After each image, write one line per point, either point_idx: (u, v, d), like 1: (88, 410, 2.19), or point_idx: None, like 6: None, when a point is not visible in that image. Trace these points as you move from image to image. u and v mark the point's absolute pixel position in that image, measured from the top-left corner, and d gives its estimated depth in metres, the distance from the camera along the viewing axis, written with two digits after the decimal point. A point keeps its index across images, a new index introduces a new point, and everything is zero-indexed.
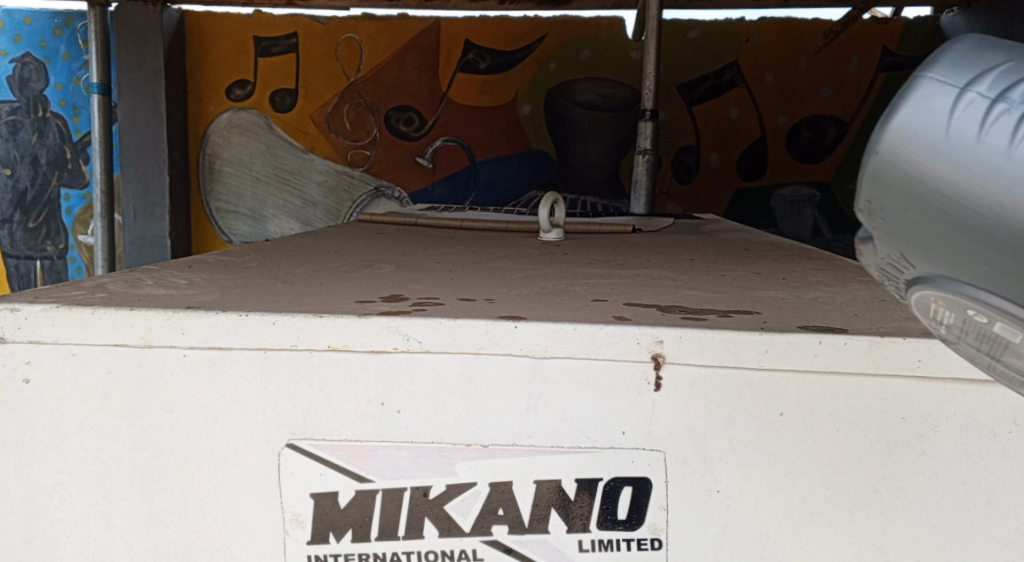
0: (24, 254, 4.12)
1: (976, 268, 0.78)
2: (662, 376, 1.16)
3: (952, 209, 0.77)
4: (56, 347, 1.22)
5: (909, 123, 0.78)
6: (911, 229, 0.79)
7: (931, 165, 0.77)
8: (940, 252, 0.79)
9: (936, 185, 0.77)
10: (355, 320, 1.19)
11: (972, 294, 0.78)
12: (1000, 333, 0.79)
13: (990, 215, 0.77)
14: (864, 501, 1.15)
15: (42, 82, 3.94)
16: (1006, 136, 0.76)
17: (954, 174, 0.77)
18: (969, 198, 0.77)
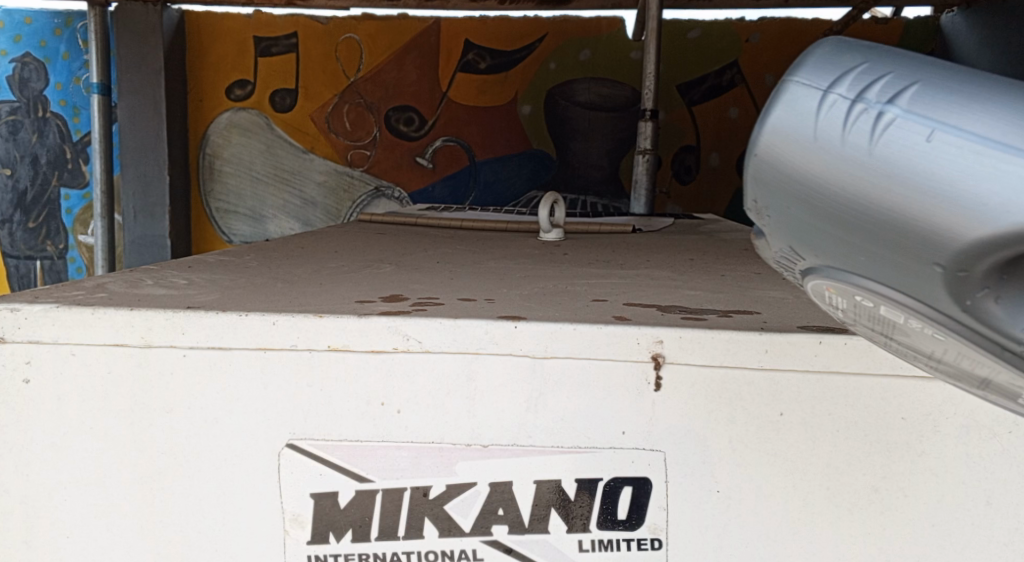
0: (24, 254, 4.12)
1: (849, 266, 0.75)
2: (662, 376, 1.15)
3: (819, 212, 0.74)
4: (57, 347, 1.22)
5: (773, 127, 0.74)
6: (793, 228, 0.76)
7: (796, 169, 0.74)
8: (813, 248, 0.76)
9: (805, 188, 0.74)
10: (355, 320, 1.19)
11: (850, 289, 0.76)
12: (890, 317, 0.77)
13: (859, 217, 0.73)
14: (864, 501, 1.15)
15: (42, 82, 3.94)
16: (868, 137, 0.72)
17: (819, 176, 0.73)
18: (835, 200, 0.73)
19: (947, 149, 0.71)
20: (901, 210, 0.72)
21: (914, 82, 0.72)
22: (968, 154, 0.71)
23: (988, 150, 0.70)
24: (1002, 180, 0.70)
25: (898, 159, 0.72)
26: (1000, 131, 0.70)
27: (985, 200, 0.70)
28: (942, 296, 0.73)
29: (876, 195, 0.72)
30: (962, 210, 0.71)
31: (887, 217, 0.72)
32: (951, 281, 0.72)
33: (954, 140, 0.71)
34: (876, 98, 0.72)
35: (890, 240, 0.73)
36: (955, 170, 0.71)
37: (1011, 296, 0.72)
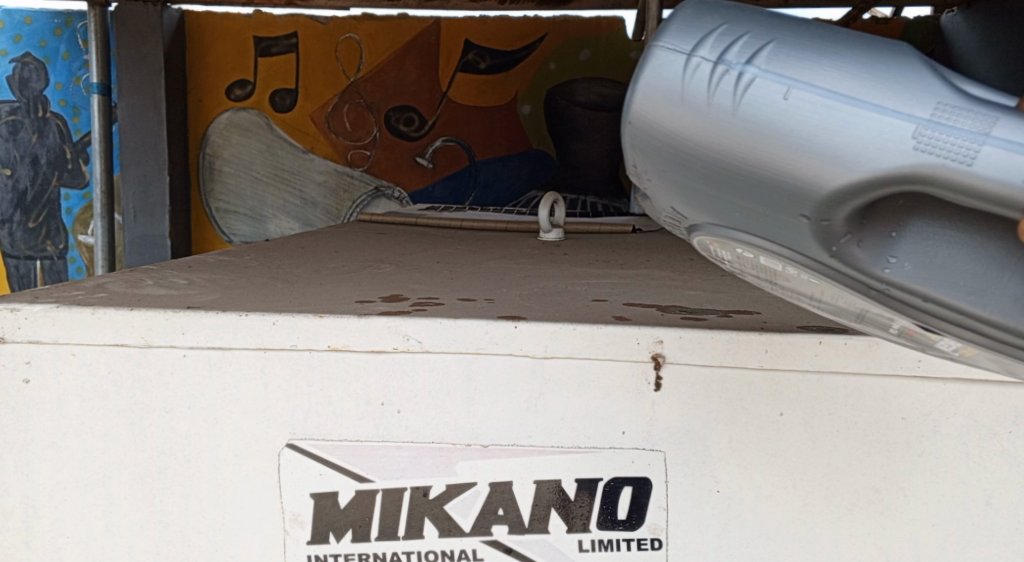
0: (24, 254, 4.11)
1: (724, 213, 0.84)
2: (662, 376, 1.16)
3: (693, 165, 0.83)
4: (57, 347, 1.22)
5: (647, 91, 0.82)
6: (673, 185, 0.85)
7: (669, 128, 0.82)
8: (693, 199, 0.85)
9: (679, 148, 0.83)
10: (355, 320, 1.19)
11: (727, 234, 0.85)
12: (767, 267, 0.87)
13: (727, 171, 0.82)
14: (865, 501, 1.15)
15: (42, 82, 3.94)
16: (730, 97, 0.80)
17: (690, 134, 0.82)
18: (706, 157, 0.82)
19: (800, 106, 0.79)
20: (762, 162, 0.81)
21: (770, 43, 0.81)
22: (819, 108, 0.79)
23: (836, 105, 0.79)
24: (849, 132, 0.78)
25: (759, 117, 0.80)
26: (846, 86, 0.79)
27: (836, 152, 0.79)
28: (806, 240, 0.82)
29: (741, 149, 0.81)
30: (815, 161, 0.79)
31: (752, 169, 0.81)
32: (816, 230, 0.81)
33: (804, 95, 0.79)
34: (736, 59, 0.81)
35: (756, 190, 0.81)
36: (809, 126, 0.79)
37: (868, 239, 0.81)
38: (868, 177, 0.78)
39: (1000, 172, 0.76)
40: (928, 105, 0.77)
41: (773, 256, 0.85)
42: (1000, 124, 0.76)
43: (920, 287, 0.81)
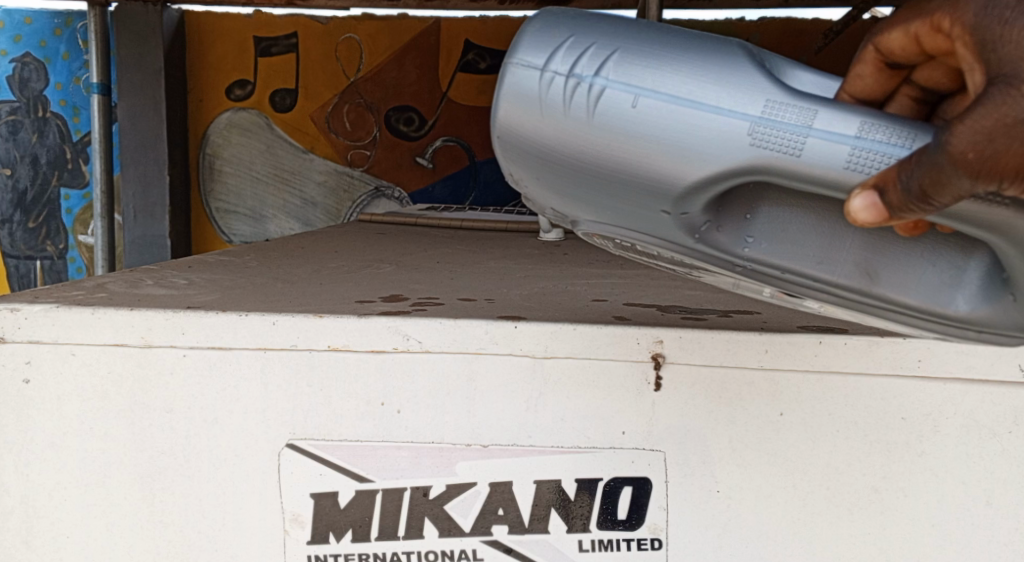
0: (24, 254, 4.11)
1: (594, 207, 0.97)
2: (662, 376, 1.16)
3: (561, 168, 0.95)
4: (56, 347, 1.23)
5: (513, 107, 0.94)
6: (548, 190, 0.97)
7: (537, 139, 0.94)
8: (566, 196, 0.97)
9: (549, 157, 0.95)
10: (355, 320, 1.19)
11: (599, 223, 0.98)
12: (640, 249, 1.00)
13: (594, 174, 0.94)
14: (865, 501, 1.15)
15: (42, 82, 3.94)
16: (586, 108, 0.92)
17: (556, 141, 0.94)
18: (573, 160, 0.94)
19: (646, 111, 0.91)
20: (622, 163, 0.93)
21: (615, 54, 0.92)
22: (662, 111, 0.91)
23: (677, 107, 0.91)
24: (692, 132, 0.91)
25: (615, 122, 0.92)
26: (686, 90, 0.91)
27: (683, 150, 0.91)
28: (668, 227, 0.95)
29: (602, 150, 0.93)
30: (665, 159, 0.92)
31: (614, 168, 0.93)
32: (678, 220, 0.94)
33: (649, 101, 0.91)
34: (587, 72, 0.92)
35: (619, 187, 0.94)
36: (657, 128, 0.91)
37: (723, 223, 0.95)
38: (714, 171, 0.91)
39: (823, 157, 0.89)
40: (759, 103, 0.90)
41: (641, 240, 0.98)
42: (819, 116, 0.90)
43: (774, 261, 0.95)
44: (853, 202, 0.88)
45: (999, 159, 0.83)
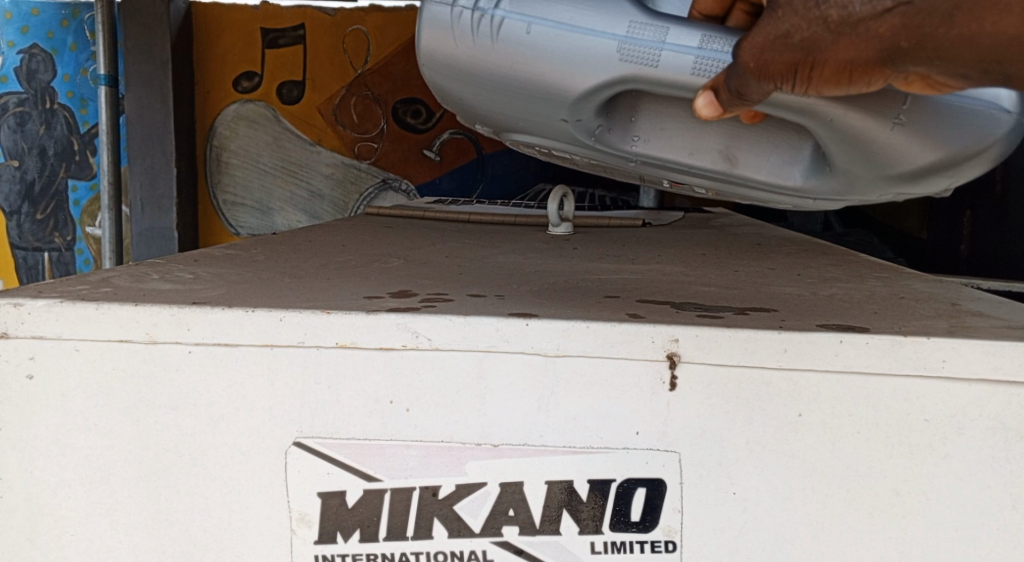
0: (32, 246, 4.09)
1: (516, 112, 1.28)
2: (677, 375, 1.13)
3: (484, 83, 1.26)
4: (60, 342, 1.20)
5: (437, 37, 1.25)
6: (473, 104, 1.31)
7: (455, 62, 1.26)
8: (491, 104, 1.28)
9: (467, 76, 1.26)
10: (363, 316, 1.17)
11: (523, 123, 1.30)
12: (552, 145, 1.34)
13: (502, 91, 1.26)
14: (886, 504, 1.12)
15: (49, 73, 3.90)
16: (490, 35, 1.22)
17: (476, 64, 1.24)
18: (486, 77, 1.25)
19: (538, 37, 1.20)
20: (528, 78, 1.23)
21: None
22: (549, 34, 1.20)
23: (559, 30, 1.19)
24: (574, 51, 1.20)
25: (513, 45, 1.22)
26: (565, 18, 1.19)
27: (568, 65, 1.21)
28: (573, 125, 1.27)
29: (512, 68, 1.23)
30: (556, 74, 1.21)
31: (521, 81, 1.23)
32: (571, 122, 1.26)
33: (538, 27, 1.20)
34: (489, 6, 1.22)
35: (528, 96, 1.25)
36: (544, 50, 1.20)
37: (608, 122, 1.27)
38: (596, 81, 1.20)
39: (674, 64, 1.17)
40: (624, 24, 1.18)
41: (558, 133, 1.29)
42: (671, 33, 1.17)
43: (656, 150, 1.28)
44: (696, 106, 1.15)
45: (774, 64, 1.07)
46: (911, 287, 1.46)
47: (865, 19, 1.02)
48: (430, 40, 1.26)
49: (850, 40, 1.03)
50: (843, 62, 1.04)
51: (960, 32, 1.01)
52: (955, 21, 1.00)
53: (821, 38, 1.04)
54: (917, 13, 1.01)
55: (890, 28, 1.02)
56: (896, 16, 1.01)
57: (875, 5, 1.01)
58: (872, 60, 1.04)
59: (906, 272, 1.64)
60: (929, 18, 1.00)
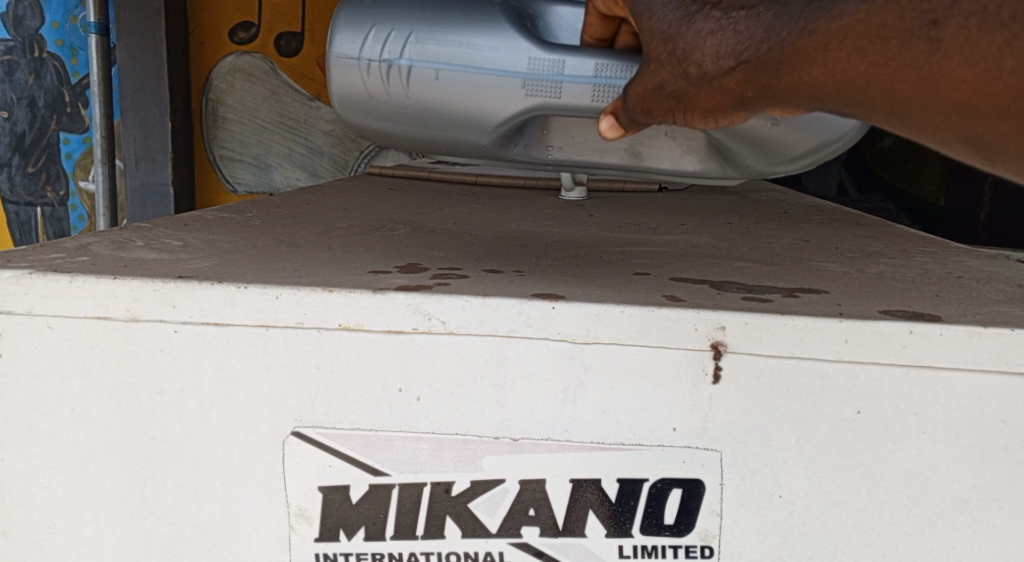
0: (24, 201, 3.52)
1: (432, 148, 1.16)
2: (722, 367, 1.01)
3: (399, 125, 1.14)
4: (30, 318, 1.08)
5: (343, 88, 1.13)
6: (388, 142, 1.18)
7: (366, 110, 1.14)
8: (408, 142, 1.16)
9: (378, 121, 1.14)
10: (370, 296, 1.04)
11: (442, 153, 1.17)
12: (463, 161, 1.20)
13: (416, 134, 1.14)
14: (950, 511, 1.02)
15: (37, 19, 3.33)
16: (400, 83, 1.11)
17: (388, 112, 1.13)
18: (398, 124, 1.14)
19: (449, 78, 1.09)
20: (444, 119, 1.11)
21: (411, 37, 1.10)
22: (459, 78, 1.09)
23: (466, 73, 1.09)
24: (487, 91, 1.09)
25: (421, 92, 1.10)
26: (471, 56, 1.08)
27: (482, 104, 1.09)
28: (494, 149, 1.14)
29: (426, 111, 1.11)
30: (471, 113, 1.10)
31: (439, 125, 1.12)
32: (487, 148, 1.14)
33: (446, 72, 1.09)
34: (394, 55, 1.10)
35: (446, 135, 1.13)
36: (453, 92, 1.09)
37: (523, 139, 1.14)
38: (510, 116, 1.10)
39: (577, 98, 1.08)
40: (525, 59, 1.07)
41: (478, 156, 1.16)
42: (569, 64, 1.07)
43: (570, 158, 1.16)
44: (601, 129, 1.04)
45: (657, 113, 0.99)
46: (964, 263, 1.34)
47: (714, 76, 0.92)
48: (336, 87, 1.13)
49: (707, 95, 0.94)
50: (707, 113, 0.95)
51: (793, 80, 0.89)
52: (785, 73, 0.89)
53: (686, 92, 0.95)
54: (758, 70, 0.90)
55: (736, 84, 0.92)
56: (740, 72, 0.91)
57: (720, 62, 0.92)
58: (731, 111, 0.94)
59: (951, 245, 1.53)
60: (766, 71, 0.90)
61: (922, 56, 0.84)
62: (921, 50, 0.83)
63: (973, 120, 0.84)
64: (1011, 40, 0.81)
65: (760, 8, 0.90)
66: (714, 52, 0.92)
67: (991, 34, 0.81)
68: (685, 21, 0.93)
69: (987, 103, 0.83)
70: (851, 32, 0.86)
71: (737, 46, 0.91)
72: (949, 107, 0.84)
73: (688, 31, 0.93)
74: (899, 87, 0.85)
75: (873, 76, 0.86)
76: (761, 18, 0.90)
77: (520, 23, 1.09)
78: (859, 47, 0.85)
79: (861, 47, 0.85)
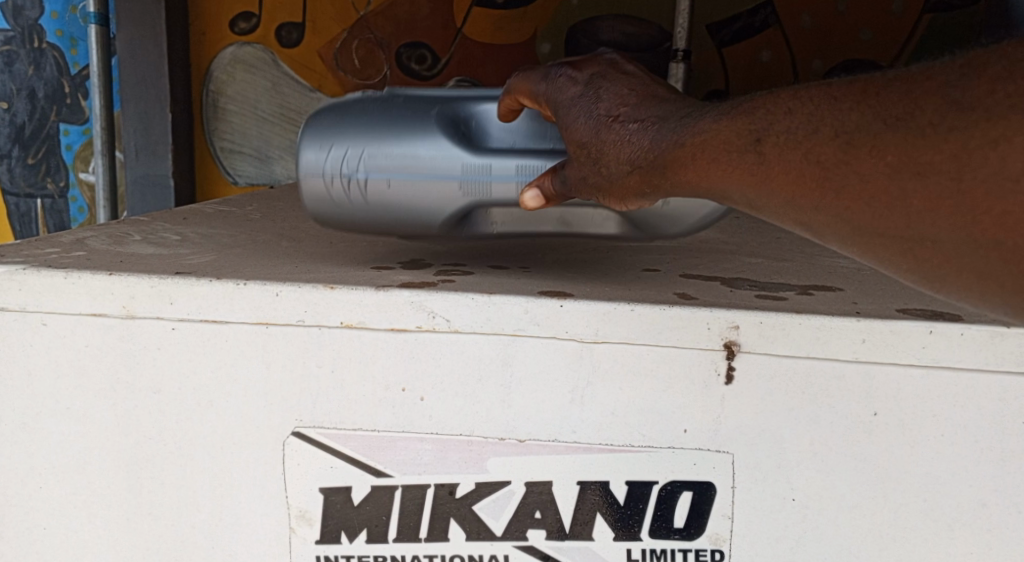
0: (23, 193, 3.26)
1: (397, 237, 1.14)
2: (735, 367, 0.98)
3: (357, 227, 1.13)
4: (24, 315, 1.05)
5: (311, 202, 1.12)
6: (351, 240, 1.16)
7: (332, 219, 1.13)
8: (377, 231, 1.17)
9: (345, 227, 1.14)
10: (372, 293, 1.01)
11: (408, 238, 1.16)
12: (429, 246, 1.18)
13: (382, 230, 1.13)
14: (969, 516, 0.99)
15: (36, 8, 3.10)
16: (359, 192, 1.10)
17: (355, 219, 1.12)
18: (360, 228, 1.13)
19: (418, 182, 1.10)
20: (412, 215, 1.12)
21: (364, 151, 1.09)
22: (409, 184, 1.10)
23: (416, 178, 1.09)
24: (432, 191, 1.10)
25: (378, 197, 1.10)
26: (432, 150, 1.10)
27: (429, 201, 1.10)
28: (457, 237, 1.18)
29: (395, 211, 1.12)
30: (427, 209, 1.11)
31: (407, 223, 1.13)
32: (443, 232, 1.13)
33: (397, 180, 1.10)
34: (349, 169, 1.10)
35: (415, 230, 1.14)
36: (410, 193, 1.10)
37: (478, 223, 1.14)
38: (454, 209, 1.11)
39: (508, 195, 1.10)
40: (459, 164, 1.09)
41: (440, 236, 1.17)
42: (497, 165, 1.09)
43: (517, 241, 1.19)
44: (524, 198, 1.06)
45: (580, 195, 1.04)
46: None
47: (618, 176, 0.96)
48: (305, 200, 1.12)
49: (616, 189, 0.97)
50: (618, 201, 0.99)
51: (674, 182, 0.90)
52: (667, 176, 0.90)
53: (598, 184, 0.99)
54: (645, 173, 0.93)
55: (634, 183, 0.95)
56: (634, 175, 0.94)
57: (620, 166, 0.95)
58: (635, 199, 0.97)
59: None
60: (654, 173, 0.92)
61: (752, 167, 0.84)
62: (751, 162, 0.84)
63: (803, 213, 0.82)
64: (807, 152, 0.80)
65: (649, 121, 0.94)
66: (615, 154, 0.96)
67: (795, 147, 0.81)
68: (589, 125, 0.98)
69: (806, 202, 0.81)
70: (705, 145, 0.86)
71: (631, 152, 0.94)
72: (780, 203, 0.83)
73: (593, 132, 0.98)
74: (744, 186, 0.85)
75: (726, 181, 0.86)
76: (647, 131, 0.93)
77: (457, 131, 1.11)
78: (714, 160, 0.86)
79: (714, 158, 0.86)
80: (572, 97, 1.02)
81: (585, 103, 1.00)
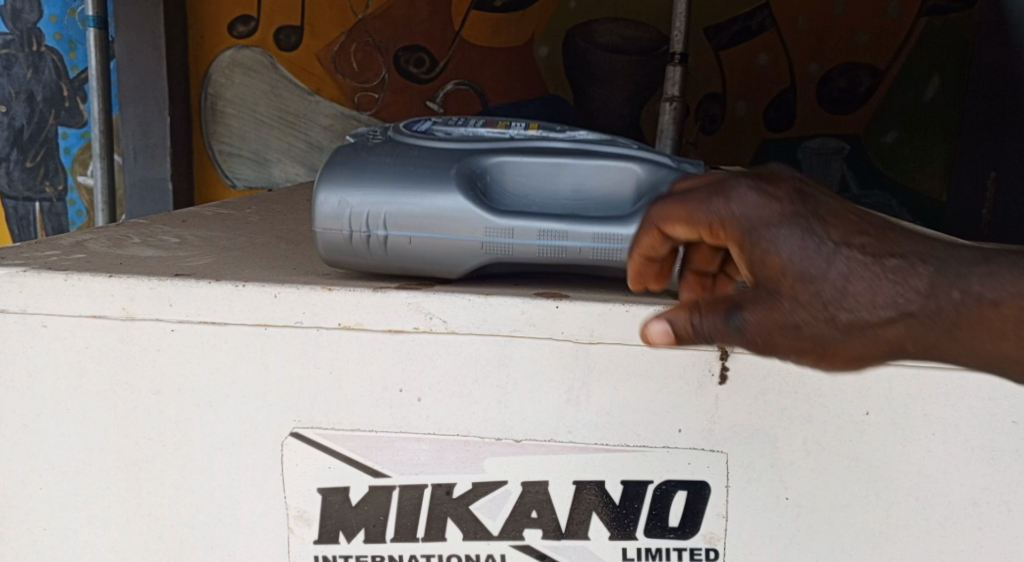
0: (23, 196, 3.41)
1: (404, 186, 1.04)
2: (729, 367, 1.00)
3: (373, 165, 1.06)
4: (25, 317, 1.06)
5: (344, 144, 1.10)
6: (353, 183, 1.04)
7: (354, 154, 1.08)
8: (382, 269, 1.06)
9: (358, 165, 1.06)
10: (371, 294, 1.02)
11: (413, 235, 1.04)
12: (426, 227, 1.04)
13: (398, 172, 1.05)
14: (960, 514, 1.00)
15: (36, 13, 3.26)
16: (404, 135, 1.11)
17: (376, 155, 1.07)
18: (375, 165, 1.06)
19: (432, 163, 1.06)
20: (429, 189, 1.04)
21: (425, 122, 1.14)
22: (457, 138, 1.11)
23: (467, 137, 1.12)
24: (474, 140, 1.09)
25: (419, 139, 1.10)
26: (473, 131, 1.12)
27: (464, 149, 1.08)
28: (469, 252, 1.04)
29: (408, 183, 1.04)
30: (458, 155, 1.07)
31: (421, 197, 1.04)
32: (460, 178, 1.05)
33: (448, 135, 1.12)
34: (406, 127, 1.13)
35: (427, 217, 1.03)
36: (448, 143, 1.09)
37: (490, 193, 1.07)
38: (485, 158, 1.07)
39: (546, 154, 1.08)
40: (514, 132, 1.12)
41: (449, 237, 1.04)
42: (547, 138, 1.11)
43: (541, 250, 1.04)
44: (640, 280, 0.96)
45: (774, 348, 0.85)
46: None
47: (871, 325, 0.83)
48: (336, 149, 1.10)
49: (858, 344, 0.84)
50: (850, 361, 0.85)
51: (965, 345, 0.83)
52: (961, 335, 0.82)
53: (827, 336, 0.84)
54: (923, 326, 0.82)
55: (894, 337, 0.83)
56: (901, 325, 0.83)
57: (878, 311, 0.83)
58: (877, 359, 0.85)
59: None
60: (935, 328, 0.82)
61: None
62: None
63: None
64: None
65: (918, 266, 0.83)
66: (874, 298, 0.83)
67: None
68: (830, 262, 0.83)
69: None
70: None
71: (896, 296, 0.82)
72: None
73: (835, 274, 0.83)
74: None
75: None
76: (920, 274, 0.83)
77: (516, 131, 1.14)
78: None
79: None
80: (796, 233, 0.84)
81: (819, 241, 0.84)
